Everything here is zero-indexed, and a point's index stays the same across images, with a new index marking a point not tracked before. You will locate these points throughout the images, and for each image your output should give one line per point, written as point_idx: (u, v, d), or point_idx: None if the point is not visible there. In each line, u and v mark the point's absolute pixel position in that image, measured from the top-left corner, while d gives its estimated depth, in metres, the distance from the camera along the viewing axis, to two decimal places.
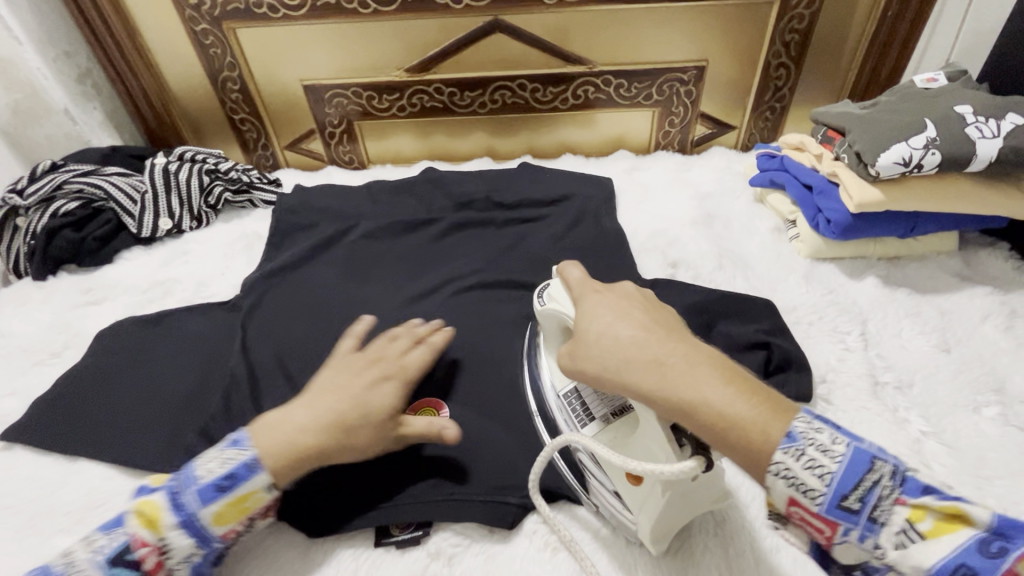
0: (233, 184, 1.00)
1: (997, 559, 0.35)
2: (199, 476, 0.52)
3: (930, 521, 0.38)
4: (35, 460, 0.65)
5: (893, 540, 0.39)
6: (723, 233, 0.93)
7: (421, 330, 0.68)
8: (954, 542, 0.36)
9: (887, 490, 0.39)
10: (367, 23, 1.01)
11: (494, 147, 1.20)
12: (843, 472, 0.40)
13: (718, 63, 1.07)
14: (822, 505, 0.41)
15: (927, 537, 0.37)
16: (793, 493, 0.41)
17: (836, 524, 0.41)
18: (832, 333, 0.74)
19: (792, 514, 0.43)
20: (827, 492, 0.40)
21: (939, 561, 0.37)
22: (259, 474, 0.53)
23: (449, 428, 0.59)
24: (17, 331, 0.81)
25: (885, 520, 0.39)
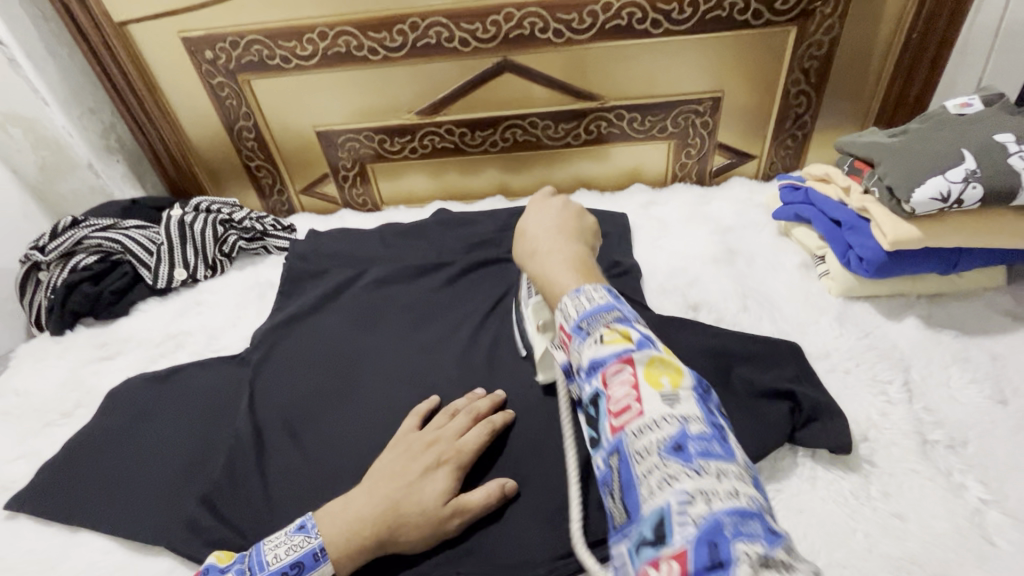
0: (246, 232, 1.00)
1: (625, 359, 0.42)
2: (268, 562, 0.53)
3: (614, 334, 0.44)
4: (39, 528, 0.64)
5: (588, 344, 0.44)
6: (746, 270, 0.89)
7: (480, 406, 0.65)
8: (614, 350, 0.43)
9: (606, 319, 0.45)
10: (377, 70, 1.02)
11: (507, 184, 1.18)
12: (592, 308, 0.47)
13: (733, 93, 1.04)
14: (572, 323, 0.47)
15: (604, 343, 0.43)
16: (562, 320, 0.49)
17: (569, 338, 0.47)
18: (872, 384, 0.68)
19: (556, 335, 0.50)
20: (575, 314, 0.47)
21: (597, 356, 0.43)
22: (324, 564, 0.54)
23: (510, 483, 0.60)
24: (32, 390, 0.82)
25: (591, 333, 0.45)
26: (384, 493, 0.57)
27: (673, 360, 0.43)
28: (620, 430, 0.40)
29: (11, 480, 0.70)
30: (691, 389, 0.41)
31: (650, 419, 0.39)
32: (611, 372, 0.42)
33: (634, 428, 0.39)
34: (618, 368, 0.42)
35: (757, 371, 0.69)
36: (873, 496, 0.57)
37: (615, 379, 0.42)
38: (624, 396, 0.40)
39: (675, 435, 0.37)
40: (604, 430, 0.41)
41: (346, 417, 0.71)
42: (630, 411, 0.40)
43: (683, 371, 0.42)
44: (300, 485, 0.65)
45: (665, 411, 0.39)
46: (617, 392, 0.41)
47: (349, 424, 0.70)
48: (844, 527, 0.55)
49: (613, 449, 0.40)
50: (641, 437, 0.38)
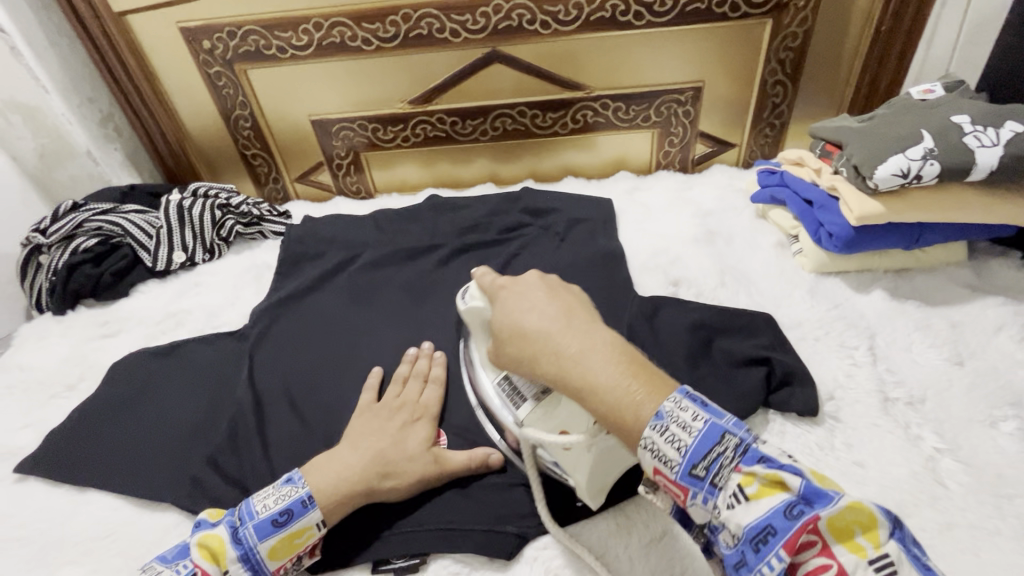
0: (243, 217, 1.03)
1: (805, 521, 0.40)
2: (258, 511, 0.56)
3: (757, 486, 0.42)
4: (47, 491, 0.67)
5: (728, 501, 0.43)
6: (725, 250, 0.93)
7: (421, 367, 0.71)
8: (774, 507, 0.41)
9: (728, 460, 0.43)
10: (370, 60, 1.05)
11: (497, 173, 1.22)
12: (700, 448, 0.43)
13: (714, 83, 1.09)
14: (679, 474, 0.43)
15: (754, 499, 0.42)
16: (656, 462, 0.44)
17: (688, 489, 0.44)
18: (840, 349, 0.72)
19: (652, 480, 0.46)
20: (681, 458, 0.43)
21: (759, 523, 0.41)
22: (312, 509, 0.57)
23: (493, 455, 0.63)
24: (36, 365, 0.84)
25: (725, 485, 0.43)
26: (380, 450, 0.61)
27: (859, 504, 0.41)
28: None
29: (19, 447, 0.72)
30: (889, 539, 0.40)
31: None
32: (794, 541, 0.40)
33: None
34: (802, 535, 0.40)
35: (731, 340, 0.73)
36: (837, 447, 0.61)
37: (805, 552, 0.40)
38: (828, 574, 0.39)
39: None
40: None
41: (343, 386, 0.75)
42: None
43: (876, 519, 0.40)
44: (300, 446, 0.68)
45: None
46: (810, 562, 0.40)
47: (345, 392, 0.74)
48: None
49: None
50: None
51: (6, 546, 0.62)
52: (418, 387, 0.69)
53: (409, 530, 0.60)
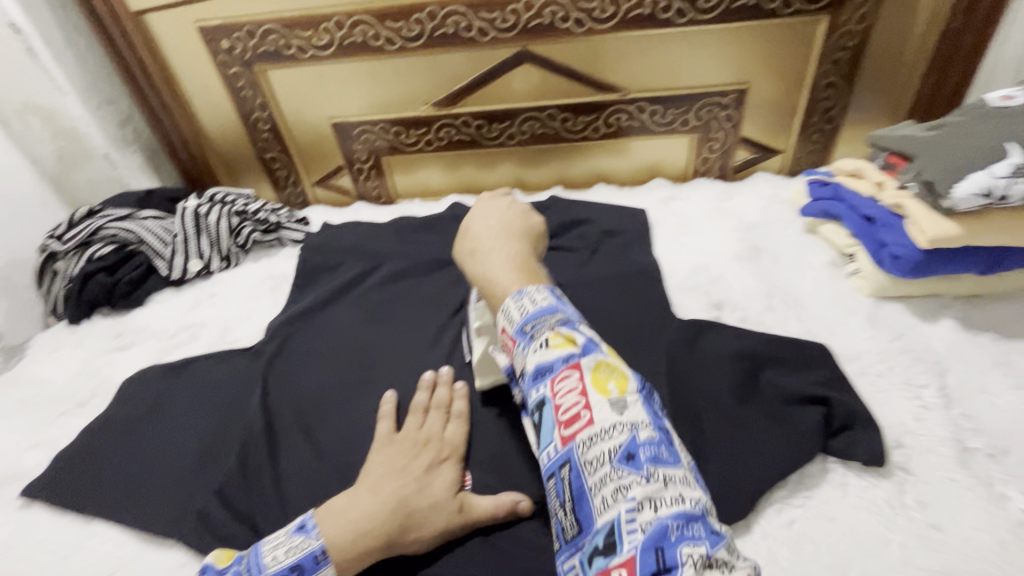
0: (261, 224, 1.00)
1: (574, 366, 0.45)
2: (267, 564, 0.51)
3: (558, 339, 0.48)
4: (54, 519, 0.64)
5: (533, 348, 0.48)
6: (772, 268, 0.86)
7: (443, 397, 0.66)
8: (560, 355, 0.46)
9: (549, 322, 0.49)
10: (393, 60, 1.00)
11: (523, 178, 1.16)
12: (533, 311, 0.50)
13: (760, 85, 1.01)
14: (514, 327, 0.50)
15: (550, 347, 0.47)
16: (505, 322, 0.52)
17: (514, 341, 0.50)
18: (906, 387, 0.65)
19: (500, 338, 0.53)
20: (519, 317, 0.50)
21: (544, 362, 0.47)
22: (325, 566, 0.52)
23: (522, 502, 0.58)
24: (47, 379, 0.81)
25: (535, 337, 0.48)
26: (401, 495, 0.56)
27: (621, 366, 0.46)
28: (570, 438, 0.43)
29: (27, 469, 0.69)
30: (637, 394, 0.45)
31: (599, 427, 0.42)
32: (561, 379, 0.46)
33: (584, 436, 0.43)
34: (567, 374, 0.45)
35: (783, 374, 0.67)
36: (909, 505, 0.55)
37: (565, 390, 0.45)
38: (574, 405, 0.44)
39: (625, 444, 0.41)
40: (553, 435, 0.45)
41: (359, 411, 0.70)
42: (579, 416, 0.43)
43: (630, 377, 0.46)
44: (313, 478, 0.64)
45: (614, 419, 0.42)
46: (564, 397, 0.45)
47: (362, 418, 0.70)
48: (878, 537, 0.53)
49: (563, 458, 0.44)
50: (591, 446, 0.42)
51: None
52: (440, 419, 0.64)
53: None
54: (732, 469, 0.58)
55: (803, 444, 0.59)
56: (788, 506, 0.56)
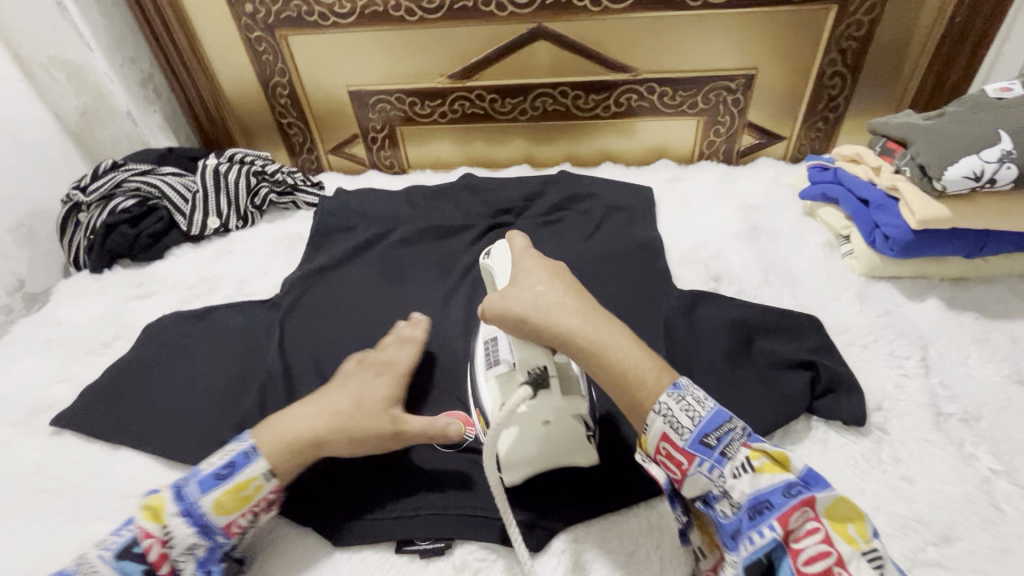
0: (278, 186, 1.03)
1: (804, 500, 0.45)
2: (201, 467, 0.55)
3: (763, 462, 0.48)
4: (81, 445, 0.67)
5: (731, 471, 0.48)
6: (769, 246, 0.89)
7: (407, 332, 0.71)
8: (776, 484, 0.47)
9: (739, 438, 0.50)
10: (412, 31, 1.03)
11: (533, 154, 1.19)
12: (707, 419, 0.50)
13: (768, 71, 1.03)
14: (688, 440, 0.50)
15: (760, 474, 0.47)
16: (667, 427, 0.51)
17: (694, 457, 0.49)
18: (889, 358, 0.69)
19: (656, 447, 0.52)
20: (693, 428, 0.50)
21: (759, 493, 0.47)
22: (256, 459, 0.56)
23: (452, 425, 0.61)
24: (70, 322, 0.84)
25: (731, 456, 0.49)
26: (412, 431, 0.60)
27: (849, 500, 0.47)
28: None
29: (56, 400, 0.72)
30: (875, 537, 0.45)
31: None
32: (789, 515, 0.45)
33: None
34: (802, 514, 0.45)
35: (773, 341, 0.71)
36: (884, 460, 0.59)
37: (799, 529, 0.45)
38: (822, 559, 0.44)
39: None
40: None
41: None
42: (833, 573, 0.43)
43: (864, 516, 0.46)
44: None
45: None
46: (801, 542, 0.45)
47: None
48: (853, 486, 0.57)
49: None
50: None
51: (42, 497, 0.62)
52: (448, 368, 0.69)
53: (435, 512, 0.59)
54: None
55: (790, 403, 0.63)
56: None
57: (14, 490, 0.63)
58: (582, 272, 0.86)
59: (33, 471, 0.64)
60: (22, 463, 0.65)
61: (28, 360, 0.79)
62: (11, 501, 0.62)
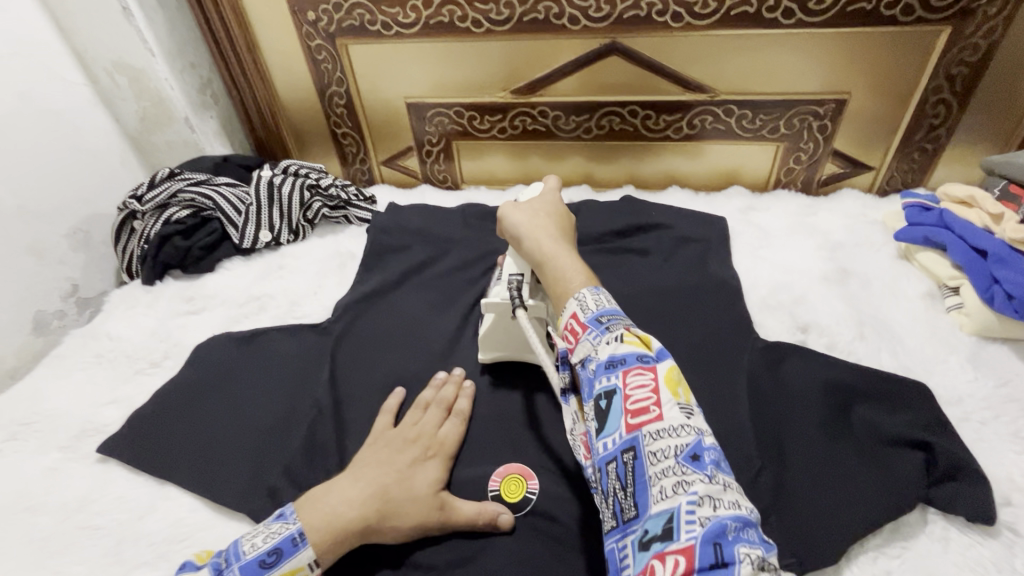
0: (331, 200, 1.01)
1: (650, 366, 0.48)
2: (245, 551, 0.49)
3: (634, 337, 0.50)
4: (127, 477, 0.64)
5: (606, 340, 0.50)
6: (861, 293, 0.81)
7: (448, 395, 0.67)
8: (634, 351, 0.48)
9: (625, 321, 0.52)
10: (477, 43, 0.98)
11: (593, 174, 1.13)
12: (609, 308, 0.53)
13: (862, 96, 0.94)
14: (588, 315, 0.53)
15: (625, 343, 0.49)
16: (576, 307, 0.54)
17: (586, 329, 0.52)
18: (1014, 440, 0.61)
19: (564, 323, 0.55)
20: (595, 309, 0.53)
21: (619, 355, 0.48)
22: (304, 549, 0.51)
23: (503, 515, 0.57)
24: (120, 337, 0.82)
25: (611, 330, 0.51)
26: None
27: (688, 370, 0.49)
28: (636, 429, 0.45)
29: (103, 424, 0.70)
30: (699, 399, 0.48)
31: (670, 426, 0.45)
32: (634, 372, 0.47)
33: (653, 431, 0.45)
34: (641, 371, 0.47)
35: (877, 411, 0.63)
36: (1019, 569, 0.51)
37: (637, 382, 0.47)
38: (645, 402, 0.46)
39: (693, 444, 0.44)
40: (617, 427, 0.46)
41: None
42: (650, 414, 0.45)
43: None
44: None
45: (684, 420, 0.45)
46: (636, 391, 0.47)
47: None
48: None
49: (626, 445, 0.45)
50: (659, 441, 0.44)
51: (86, 534, 0.59)
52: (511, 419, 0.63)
53: None
54: (820, 509, 0.55)
55: (901, 491, 0.55)
56: (885, 556, 0.53)
57: (58, 524, 0.60)
58: (651, 312, 0.79)
59: (78, 504, 0.62)
60: (67, 494, 0.62)
61: (77, 377, 0.77)
62: (56, 536, 0.59)
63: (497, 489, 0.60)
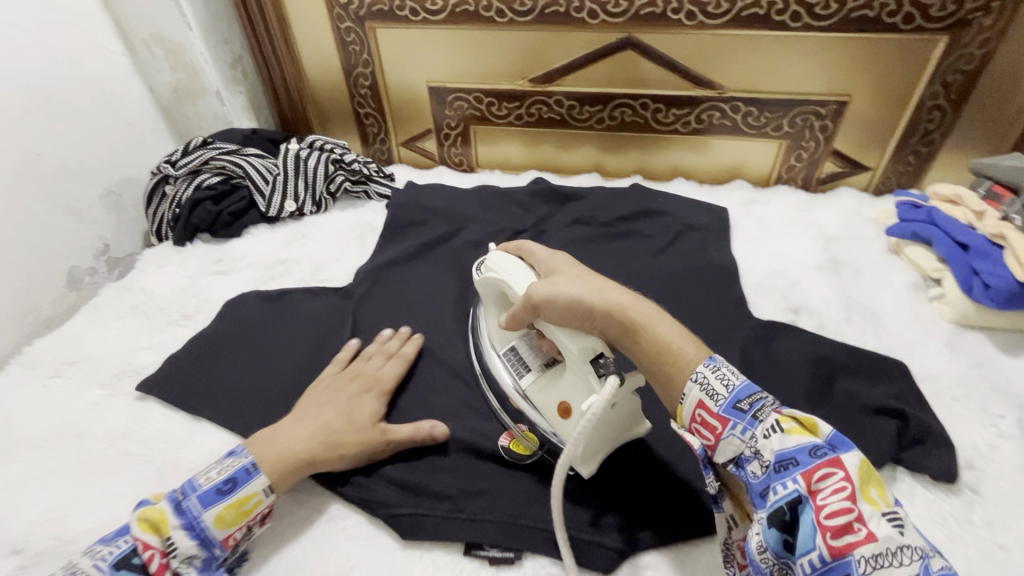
0: (353, 174, 1.06)
1: (830, 460, 0.43)
2: (200, 482, 0.54)
3: (792, 425, 0.46)
4: (165, 413, 0.69)
5: (762, 433, 0.46)
6: (851, 282, 0.86)
7: (391, 345, 0.73)
8: (803, 444, 0.44)
9: (771, 406, 0.48)
10: (499, 32, 1.03)
11: (603, 164, 1.18)
12: (742, 387, 0.48)
13: (862, 99, 0.99)
14: (722, 404, 0.48)
15: (787, 434, 0.45)
16: (702, 394, 0.49)
17: (727, 420, 0.48)
18: (982, 415, 0.66)
19: (690, 415, 0.50)
20: (727, 392, 0.48)
21: (786, 451, 0.44)
22: (257, 476, 0.56)
23: (439, 428, 0.65)
24: (153, 291, 0.87)
25: (764, 420, 0.46)
26: None
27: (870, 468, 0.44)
28: (842, 550, 0.40)
29: (140, 366, 0.75)
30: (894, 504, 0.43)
31: (883, 547, 0.39)
32: (813, 473, 0.43)
33: (866, 554, 0.39)
34: (825, 471, 0.43)
35: (858, 383, 0.68)
36: (977, 522, 0.57)
37: (823, 485, 0.42)
38: (845, 517, 0.40)
39: (919, 573, 0.38)
40: (813, 545, 0.41)
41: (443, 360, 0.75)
42: (855, 531, 0.40)
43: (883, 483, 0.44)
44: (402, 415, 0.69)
45: (897, 539, 0.40)
46: (824, 497, 0.42)
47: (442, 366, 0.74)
48: (943, 547, 0.55)
49: (837, 574, 0.39)
50: (878, 568, 0.39)
51: (128, 460, 0.64)
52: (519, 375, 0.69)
53: (505, 520, 0.59)
54: None
55: (872, 452, 0.61)
56: None
57: (102, 451, 0.65)
58: (653, 290, 0.84)
59: (120, 434, 0.67)
60: (109, 425, 0.68)
61: (114, 325, 0.82)
62: (101, 461, 0.64)
63: (507, 444, 0.65)
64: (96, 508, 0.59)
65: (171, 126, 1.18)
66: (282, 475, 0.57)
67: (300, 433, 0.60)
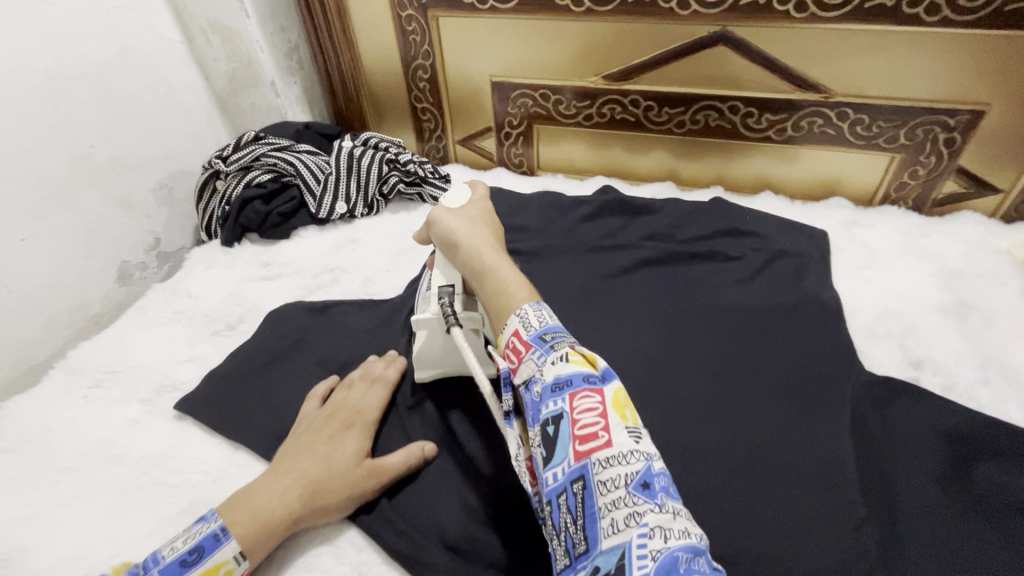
0: (408, 176, 0.99)
1: (596, 387, 0.46)
2: (163, 555, 0.48)
3: (579, 356, 0.48)
4: (203, 437, 0.65)
5: (551, 359, 0.47)
6: (983, 331, 0.73)
7: (376, 369, 0.67)
8: (581, 371, 0.47)
9: (567, 338, 0.50)
10: (574, 23, 0.92)
11: (678, 171, 1.06)
12: (552, 324, 0.51)
13: (1003, 109, 0.84)
14: (531, 333, 0.50)
15: (570, 361, 0.47)
16: (518, 325, 0.51)
17: (529, 348, 0.49)
18: None
19: (506, 341, 0.51)
20: (537, 326, 0.50)
21: (565, 374, 0.46)
22: (227, 541, 0.50)
23: (424, 446, 0.60)
24: (201, 297, 0.83)
25: (556, 349, 0.48)
26: None
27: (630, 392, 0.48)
28: (586, 456, 0.43)
29: (182, 382, 0.71)
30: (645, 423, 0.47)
31: (618, 452, 0.43)
32: (579, 394, 0.46)
33: (602, 458, 0.43)
34: (587, 392, 0.46)
35: (1010, 471, 0.56)
36: None
37: (584, 405, 0.45)
38: (593, 428, 0.44)
39: (643, 472, 0.43)
40: (565, 454, 0.44)
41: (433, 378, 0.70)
42: (598, 439, 0.44)
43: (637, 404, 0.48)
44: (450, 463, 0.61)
45: (631, 446, 0.44)
46: (584, 412, 0.45)
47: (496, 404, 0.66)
48: None
49: (575, 474, 0.44)
50: (609, 468, 0.43)
51: (163, 491, 0.59)
52: None
53: None
54: (929, 568, 0.51)
55: None
56: None
57: (139, 477, 0.61)
58: (743, 327, 0.73)
59: (157, 459, 0.62)
60: (146, 448, 0.64)
61: (158, 331, 0.78)
62: (136, 490, 0.60)
63: None
64: (128, 547, 0.55)
65: (226, 117, 1.14)
66: (253, 537, 0.51)
67: (285, 482, 0.54)
